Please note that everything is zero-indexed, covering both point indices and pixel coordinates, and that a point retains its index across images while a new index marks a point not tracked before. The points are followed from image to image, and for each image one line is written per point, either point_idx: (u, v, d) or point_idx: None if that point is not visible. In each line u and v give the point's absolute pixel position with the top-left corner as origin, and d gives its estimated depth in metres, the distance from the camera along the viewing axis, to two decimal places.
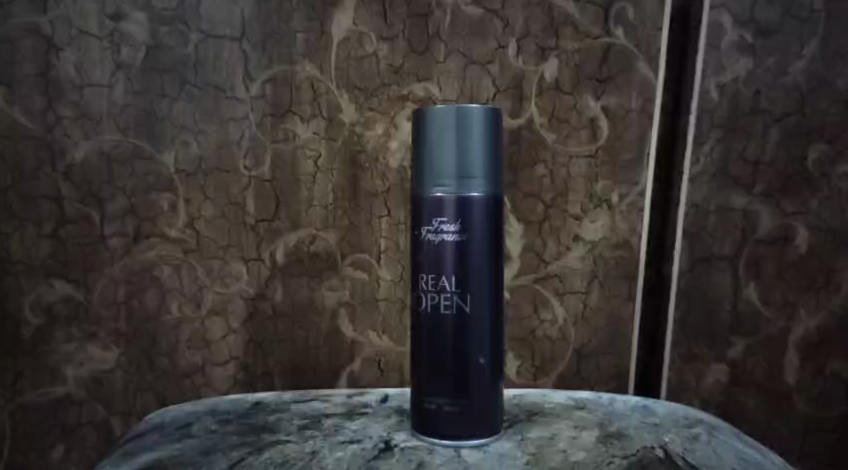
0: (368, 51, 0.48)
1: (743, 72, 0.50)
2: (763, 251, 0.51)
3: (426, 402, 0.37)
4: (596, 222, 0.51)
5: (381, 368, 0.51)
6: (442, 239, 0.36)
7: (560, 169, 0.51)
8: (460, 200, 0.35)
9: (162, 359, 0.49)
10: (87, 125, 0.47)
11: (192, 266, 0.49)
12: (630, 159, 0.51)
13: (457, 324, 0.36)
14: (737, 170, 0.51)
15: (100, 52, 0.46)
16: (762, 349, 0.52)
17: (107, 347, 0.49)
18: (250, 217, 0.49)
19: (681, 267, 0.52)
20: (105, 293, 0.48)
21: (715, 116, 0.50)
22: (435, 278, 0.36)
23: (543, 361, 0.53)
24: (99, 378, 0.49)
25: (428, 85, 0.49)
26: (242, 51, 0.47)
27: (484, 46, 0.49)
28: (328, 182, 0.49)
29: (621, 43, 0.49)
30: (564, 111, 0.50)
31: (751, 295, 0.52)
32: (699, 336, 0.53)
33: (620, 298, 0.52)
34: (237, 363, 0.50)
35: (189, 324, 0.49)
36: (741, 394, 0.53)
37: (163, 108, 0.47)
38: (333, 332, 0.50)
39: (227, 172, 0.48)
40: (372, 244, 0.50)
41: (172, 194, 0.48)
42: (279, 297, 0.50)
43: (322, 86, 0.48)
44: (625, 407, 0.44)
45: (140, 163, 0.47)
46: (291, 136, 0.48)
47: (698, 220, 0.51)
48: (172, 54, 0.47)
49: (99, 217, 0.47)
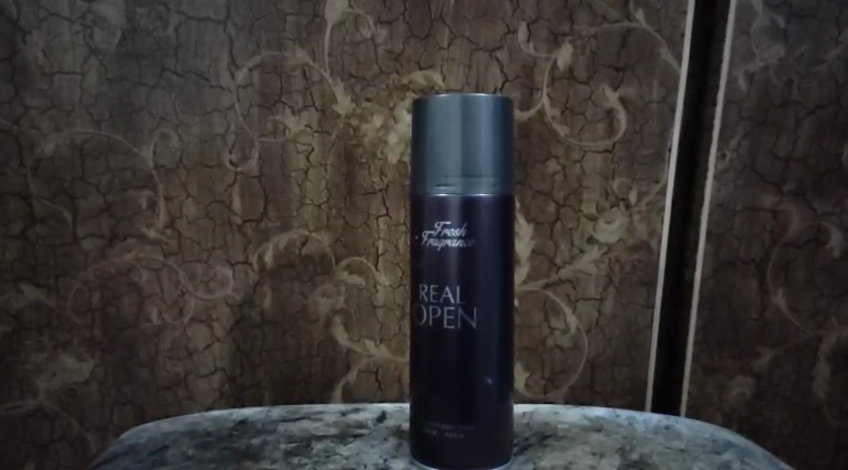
0: (364, 36, 0.44)
1: (774, 59, 0.45)
2: (793, 255, 0.47)
3: (427, 426, 0.33)
4: (612, 223, 0.47)
5: (379, 381, 0.47)
6: (446, 245, 0.32)
7: (573, 165, 0.47)
8: (466, 201, 0.31)
9: (141, 370, 0.45)
10: (58, 116, 0.43)
11: (173, 270, 0.45)
12: (650, 154, 0.47)
13: (462, 340, 0.32)
14: (766, 167, 0.47)
15: (70, 36, 0.42)
16: (790, 361, 0.48)
17: (81, 357, 0.45)
18: (236, 216, 0.45)
19: (704, 272, 0.48)
20: (78, 299, 0.44)
21: (742, 108, 0.46)
22: (438, 288, 0.32)
23: (554, 373, 0.49)
24: (73, 391, 0.45)
25: (431, 74, 0.45)
26: (226, 35, 0.43)
27: (492, 31, 0.45)
28: (321, 178, 0.45)
29: (642, 28, 0.45)
30: (578, 103, 0.46)
31: (779, 302, 0.48)
32: (722, 347, 0.49)
33: (638, 305, 0.48)
34: (223, 375, 0.46)
35: (171, 333, 0.45)
36: (767, 408, 0.49)
37: (140, 97, 0.43)
38: (326, 341, 0.47)
39: (211, 167, 0.44)
40: (369, 246, 0.46)
41: (151, 192, 0.44)
42: (267, 303, 0.46)
43: (315, 74, 0.44)
44: (646, 429, 0.40)
45: (116, 157, 0.43)
46: (280, 128, 0.44)
47: (723, 221, 0.47)
48: (150, 39, 0.43)
49: (72, 216, 0.44)
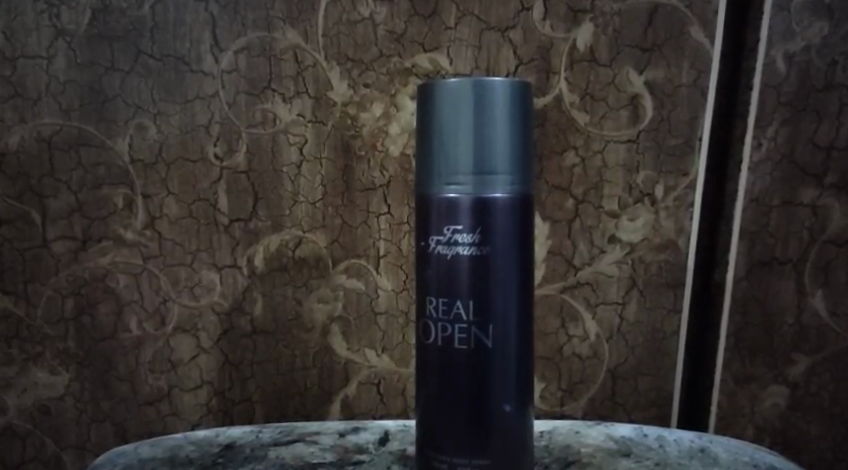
0: (362, 15, 0.39)
1: (817, 38, 0.41)
2: (834, 254, 0.43)
3: (436, 460, 0.29)
4: (636, 220, 0.43)
5: (381, 394, 0.43)
6: (456, 253, 0.28)
7: (594, 157, 0.42)
8: (480, 202, 0.27)
9: (120, 385, 0.42)
10: (22, 106, 0.38)
11: (154, 275, 0.41)
12: (678, 144, 0.42)
13: (475, 361, 0.28)
14: (806, 157, 0.42)
15: (34, 16, 0.38)
16: (829, 369, 0.44)
17: (54, 370, 0.41)
18: (222, 215, 0.41)
19: (737, 273, 0.44)
20: (50, 308, 0.40)
21: (781, 92, 0.42)
22: (447, 302, 0.28)
23: (572, 384, 0.45)
24: (46, 407, 0.41)
25: (436, 57, 0.40)
26: (208, 14, 0.39)
27: (504, 8, 0.40)
28: (316, 173, 0.41)
29: (671, 4, 0.40)
30: (600, 88, 0.41)
31: (817, 306, 0.44)
32: (755, 354, 0.45)
33: (664, 310, 0.44)
34: (211, 388, 0.42)
35: (152, 343, 0.41)
36: (802, 420, 0.45)
37: (113, 84, 0.39)
38: (323, 351, 0.43)
39: (194, 162, 0.40)
40: (369, 247, 0.42)
41: (127, 189, 0.40)
42: (258, 311, 0.42)
43: (308, 58, 0.40)
44: (680, 453, 0.36)
45: (88, 151, 0.39)
46: (270, 118, 0.40)
47: (758, 217, 0.43)
48: (123, 19, 0.38)
49: (40, 217, 0.39)
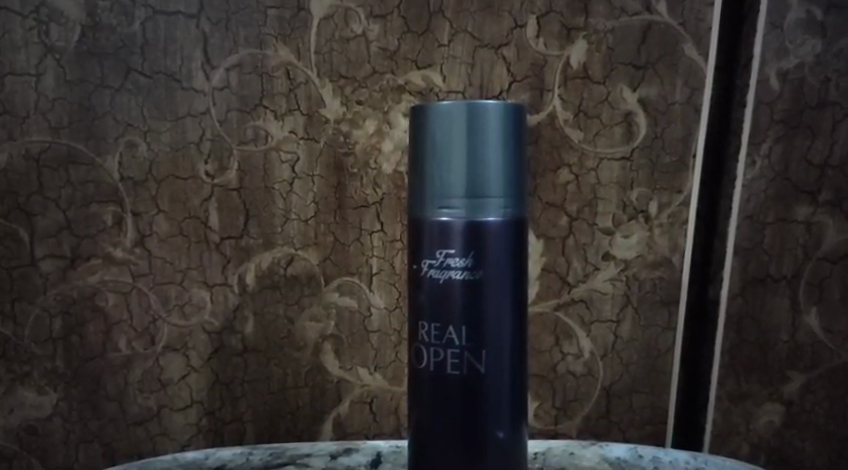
0: (355, 32, 0.39)
1: (810, 56, 0.41)
2: (828, 271, 0.43)
3: None
4: (631, 237, 0.43)
5: (374, 413, 0.43)
6: (449, 277, 0.28)
7: (588, 175, 0.42)
8: (473, 226, 0.27)
9: (109, 404, 0.41)
10: (10, 124, 0.38)
11: (144, 293, 0.40)
12: (673, 161, 0.42)
13: (468, 387, 0.28)
14: (800, 175, 0.42)
15: (23, 33, 0.37)
16: (824, 386, 0.44)
17: (41, 390, 0.40)
18: (213, 233, 0.40)
19: (731, 291, 0.44)
20: (38, 327, 0.40)
21: (775, 110, 0.42)
22: (440, 327, 0.28)
23: (566, 402, 0.45)
24: (34, 428, 0.41)
25: (430, 74, 0.40)
26: (199, 31, 0.38)
27: (498, 25, 0.40)
28: (308, 190, 0.40)
29: (664, 22, 0.40)
30: (594, 105, 0.41)
31: (812, 323, 0.43)
32: (750, 371, 0.44)
33: (659, 327, 0.44)
34: (201, 408, 0.42)
35: (142, 362, 0.41)
36: (798, 437, 0.45)
37: (103, 101, 0.38)
38: (316, 369, 0.42)
39: (184, 179, 0.39)
40: (361, 265, 0.41)
41: (117, 207, 0.39)
42: (250, 330, 0.41)
43: (300, 74, 0.39)
44: None
45: (77, 169, 0.39)
46: (262, 135, 0.40)
47: (753, 234, 0.43)
48: (113, 36, 0.38)
49: (28, 235, 0.39)
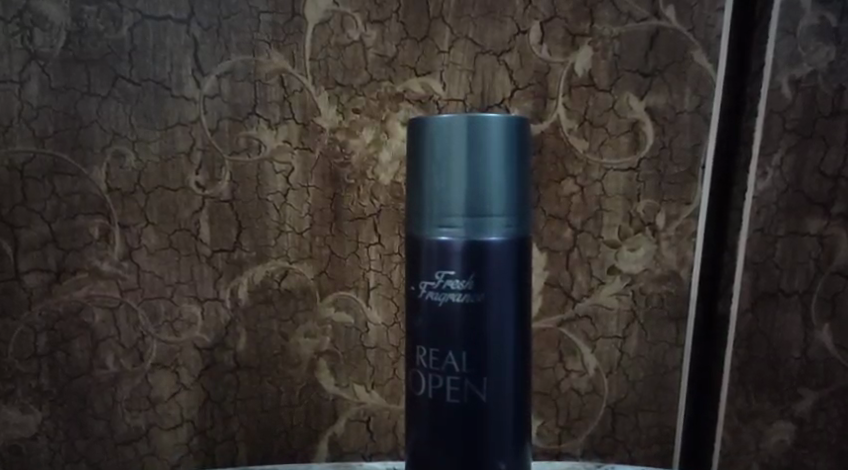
0: (351, 38, 0.38)
1: (824, 63, 0.39)
2: (842, 285, 0.41)
3: None
4: (637, 251, 0.41)
5: (370, 431, 0.41)
6: (448, 300, 0.26)
7: (593, 186, 0.41)
8: (474, 246, 0.26)
9: (96, 423, 0.40)
10: None
11: (132, 309, 0.39)
12: (681, 172, 0.41)
13: (468, 414, 0.27)
14: (813, 186, 0.41)
15: (6, 39, 0.36)
16: (838, 404, 0.43)
17: (26, 408, 0.39)
18: (205, 246, 0.39)
19: (741, 306, 0.42)
20: (22, 344, 0.38)
21: (786, 119, 0.40)
22: (439, 352, 0.27)
23: (569, 420, 0.43)
24: (18, 448, 0.39)
25: (429, 81, 0.39)
26: (190, 37, 0.37)
27: (500, 30, 0.39)
28: (303, 202, 0.39)
29: (672, 27, 0.39)
30: (599, 114, 0.40)
31: (825, 339, 0.42)
32: (761, 389, 0.43)
33: (666, 344, 0.42)
34: (191, 427, 0.40)
35: (130, 380, 0.39)
36: (809, 457, 0.43)
37: (89, 110, 0.37)
38: (310, 387, 0.41)
39: (174, 190, 0.38)
40: (358, 279, 0.40)
41: (104, 219, 0.38)
42: (242, 346, 0.40)
43: (294, 82, 0.38)
44: None
45: (62, 180, 0.37)
46: (255, 144, 0.38)
47: (764, 247, 0.41)
48: (99, 42, 0.36)
49: (12, 249, 0.38)
